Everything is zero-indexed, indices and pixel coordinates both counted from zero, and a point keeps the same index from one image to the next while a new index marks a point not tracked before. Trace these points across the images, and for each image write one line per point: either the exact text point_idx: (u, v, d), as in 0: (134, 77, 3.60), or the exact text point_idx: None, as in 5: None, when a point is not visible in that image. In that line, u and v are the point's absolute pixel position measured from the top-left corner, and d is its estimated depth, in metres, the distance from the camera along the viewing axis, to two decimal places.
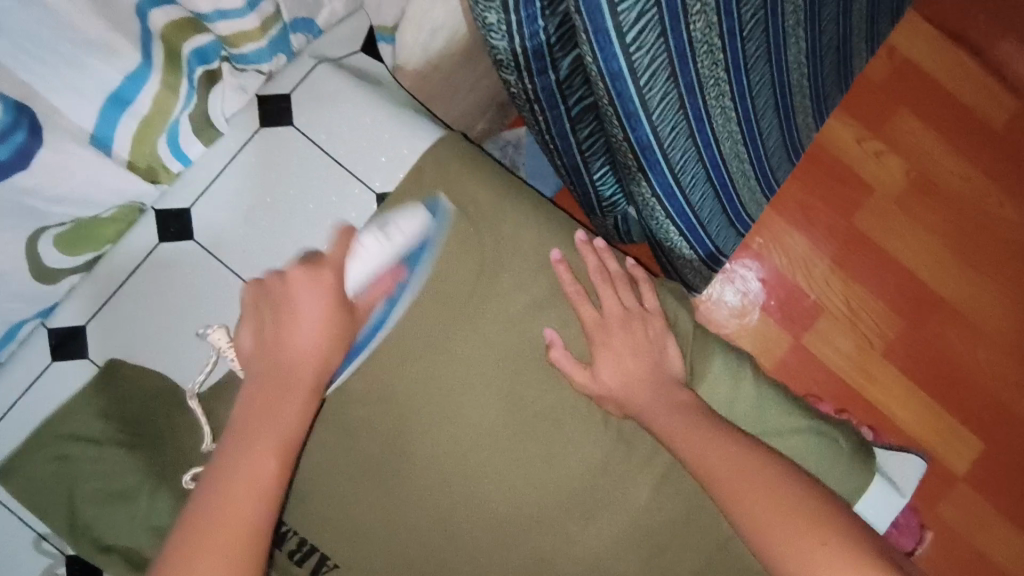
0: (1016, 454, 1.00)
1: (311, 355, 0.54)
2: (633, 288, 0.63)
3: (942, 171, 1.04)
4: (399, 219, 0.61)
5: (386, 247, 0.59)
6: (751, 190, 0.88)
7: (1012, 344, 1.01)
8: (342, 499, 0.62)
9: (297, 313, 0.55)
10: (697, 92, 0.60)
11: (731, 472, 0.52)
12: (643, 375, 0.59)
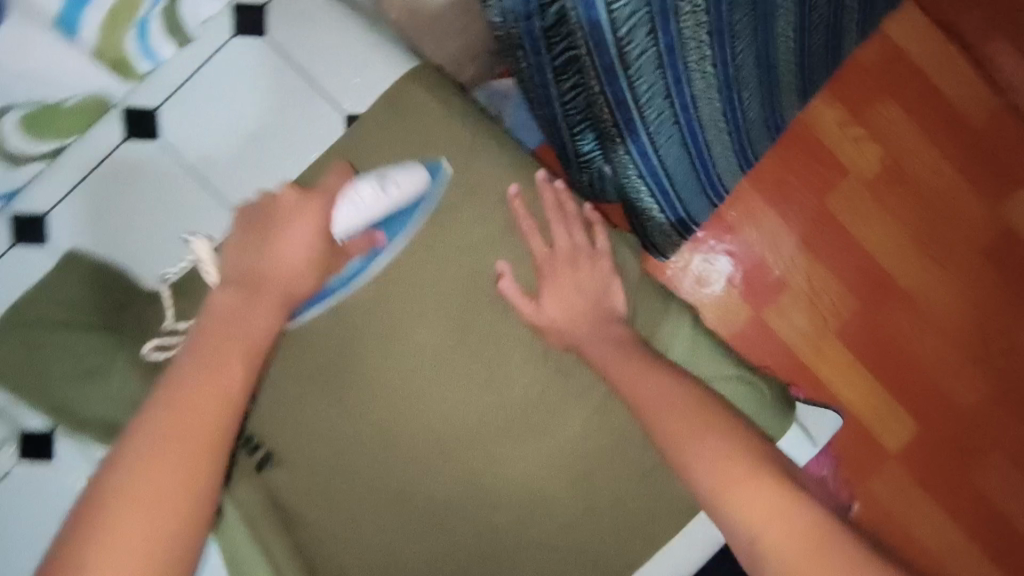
0: (949, 437, 1.05)
1: (290, 270, 0.59)
2: (587, 228, 0.69)
3: (917, 161, 1.06)
4: (403, 175, 0.64)
5: (388, 200, 0.63)
6: (728, 161, 0.90)
7: (959, 335, 1.06)
8: (300, 408, 0.67)
9: (283, 229, 0.60)
10: (676, 53, 0.61)
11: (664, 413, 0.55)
12: (586, 316, 0.65)
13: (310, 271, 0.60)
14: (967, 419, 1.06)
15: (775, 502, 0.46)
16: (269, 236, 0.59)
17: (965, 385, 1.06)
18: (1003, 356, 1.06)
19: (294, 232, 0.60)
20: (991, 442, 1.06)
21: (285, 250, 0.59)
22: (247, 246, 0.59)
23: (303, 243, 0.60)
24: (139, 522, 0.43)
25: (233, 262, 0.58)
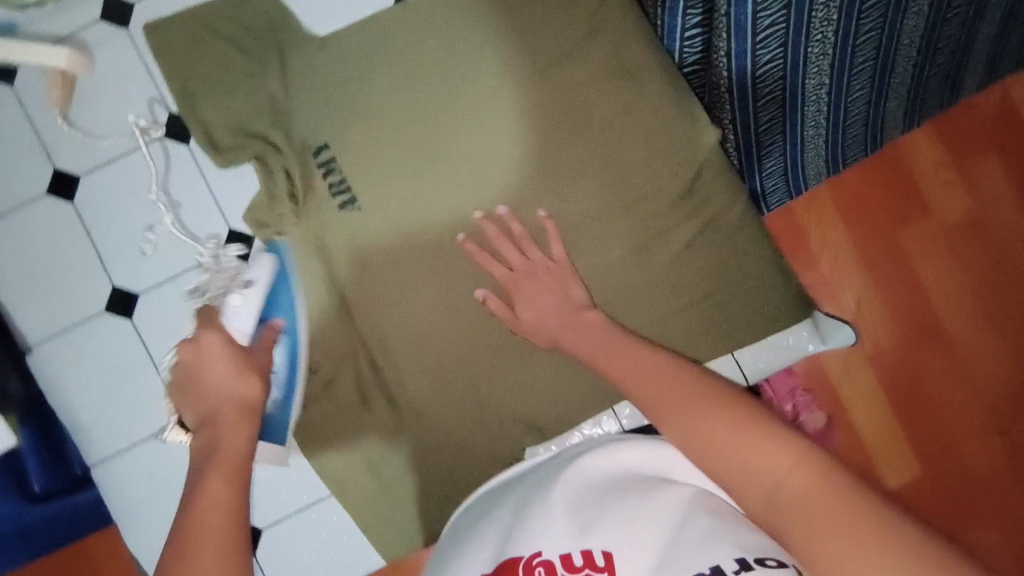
0: (947, 491, 1.07)
1: (224, 390, 0.65)
2: (654, 158, 0.75)
3: (999, 222, 1.07)
4: (254, 267, 0.75)
5: (260, 295, 0.73)
6: (815, 151, 0.92)
7: (991, 399, 1.07)
8: (374, 223, 0.74)
9: (205, 368, 0.67)
10: (801, 12, 0.64)
11: (644, 387, 0.58)
12: (555, 314, 0.70)
13: (239, 381, 0.66)
14: (973, 479, 1.07)
15: (789, 459, 0.46)
16: (202, 347, 0.68)
17: (980, 447, 1.07)
18: None
19: (215, 369, 0.67)
20: (989, 508, 1.06)
21: (209, 374, 0.67)
22: (183, 380, 0.68)
23: (223, 346, 0.68)
24: (219, 489, 0.56)
25: (185, 354, 0.69)
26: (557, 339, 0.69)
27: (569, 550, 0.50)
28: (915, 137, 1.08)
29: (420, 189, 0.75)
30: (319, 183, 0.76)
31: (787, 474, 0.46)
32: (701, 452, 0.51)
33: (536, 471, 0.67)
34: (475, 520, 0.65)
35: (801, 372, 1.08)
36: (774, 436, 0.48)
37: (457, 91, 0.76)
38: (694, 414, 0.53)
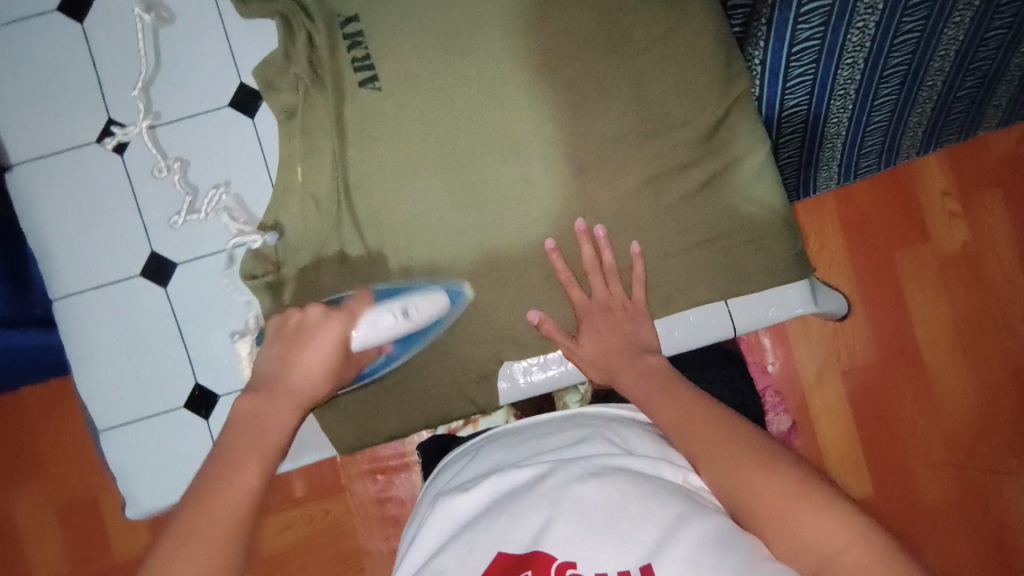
0: (898, 520, 1.08)
1: (318, 374, 0.63)
2: (685, 111, 0.73)
3: (994, 263, 1.09)
4: (422, 305, 0.69)
5: (397, 329, 0.68)
6: (831, 155, 0.93)
7: (954, 435, 1.08)
8: (389, 126, 0.72)
9: (308, 344, 0.64)
10: None
11: (695, 430, 0.56)
12: (618, 352, 0.70)
13: (325, 381, 0.63)
14: (921, 509, 1.08)
15: (842, 538, 0.45)
16: (316, 336, 0.64)
17: (935, 479, 1.08)
18: (984, 474, 1.08)
19: (317, 349, 0.63)
20: (934, 542, 1.07)
21: (303, 358, 0.63)
22: (279, 335, 0.66)
23: (332, 344, 0.64)
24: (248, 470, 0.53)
25: (305, 316, 0.66)
26: (614, 376, 0.69)
27: (607, 570, 0.46)
28: (928, 162, 1.09)
29: (442, 83, 0.72)
30: (341, 54, 0.73)
31: (840, 556, 0.45)
32: (741, 508, 0.51)
33: (550, 434, 0.62)
34: (478, 471, 0.61)
35: (775, 374, 1.10)
36: (823, 507, 0.47)
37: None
38: (744, 475, 0.51)
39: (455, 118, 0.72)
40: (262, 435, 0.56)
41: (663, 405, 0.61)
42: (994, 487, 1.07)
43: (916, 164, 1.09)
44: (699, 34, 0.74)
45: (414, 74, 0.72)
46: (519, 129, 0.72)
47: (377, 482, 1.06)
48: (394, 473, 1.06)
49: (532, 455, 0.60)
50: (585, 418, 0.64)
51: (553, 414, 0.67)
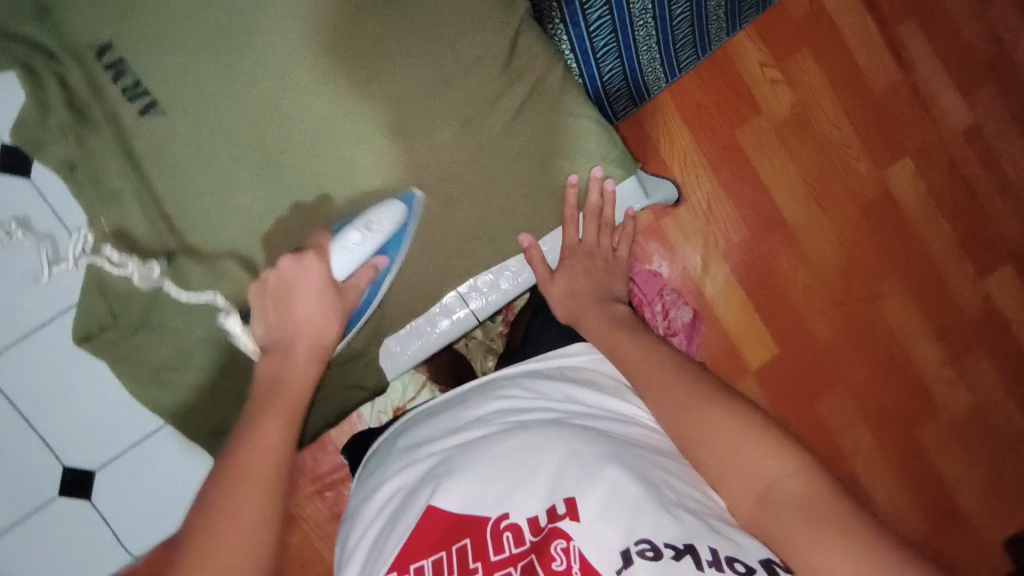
0: (805, 368, 1.18)
1: (311, 319, 0.63)
2: (490, 50, 0.73)
3: (822, 116, 1.18)
4: (380, 213, 0.69)
5: (374, 239, 0.69)
6: (652, 57, 0.98)
7: (830, 278, 1.19)
8: (207, 150, 0.72)
9: (292, 294, 0.64)
10: None
11: (653, 371, 0.62)
12: (588, 292, 0.77)
13: (328, 315, 0.64)
14: (821, 351, 1.19)
15: (789, 467, 0.51)
16: (306, 274, 0.65)
17: (825, 321, 1.19)
18: (862, 302, 1.19)
19: (304, 299, 0.64)
20: (839, 377, 1.19)
21: (297, 307, 0.63)
22: (266, 293, 0.65)
23: (317, 278, 0.65)
24: (273, 430, 0.56)
25: (283, 269, 0.65)
26: (577, 318, 0.75)
27: (536, 511, 0.51)
28: (741, 39, 1.17)
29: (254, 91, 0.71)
30: (111, 91, 0.72)
31: (785, 482, 0.50)
32: (691, 444, 0.56)
33: (471, 405, 0.66)
34: (405, 450, 0.64)
35: (667, 274, 1.16)
36: (764, 439, 0.53)
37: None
38: (687, 407, 0.57)
39: (265, 122, 0.72)
40: (279, 387, 0.59)
41: (625, 348, 0.67)
42: (873, 310, 1.20)
43: (731, 45, 1.16)
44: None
45: (224, 91, 0.72)
46: (332, 115, 0.72)
47: (326, 499, 1.06)
48: (341, 485, 1.06)
49: (457, 428, 0.63)
50: (501, 382, 0.68)
51: (472, 387, 0.70)
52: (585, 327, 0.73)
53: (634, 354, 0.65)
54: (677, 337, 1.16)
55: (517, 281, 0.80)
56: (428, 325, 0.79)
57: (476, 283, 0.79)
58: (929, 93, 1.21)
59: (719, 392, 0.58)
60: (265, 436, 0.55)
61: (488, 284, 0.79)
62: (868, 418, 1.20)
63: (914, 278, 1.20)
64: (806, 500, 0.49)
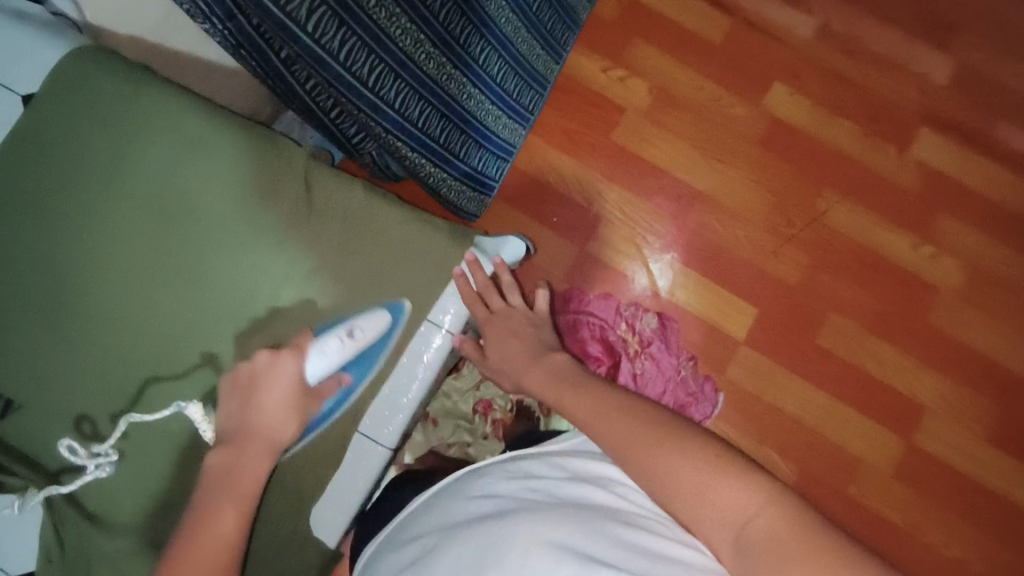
0: (791, 313, 1.15)
1: (274, 417, 0.68)
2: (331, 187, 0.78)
3: (680, 85, 1.21)
4: (365, 326, 0.75)
5: (351, 350, 0.73)
6: (493, 114, 1.02)
7: (767, 219, 1.18)
8: (123, 400, 0.75)
9: (263, 388, 0.68)
10: (362, 18, 0.74)
11: (604, 421, 0.64)
12: (520, 353, 0.78)
13: (288, 419, 0.68)
14: (796, 290, 1.16)
15: (755, 504, 0.52)
16: (274, 375, 0.69)
17: (783, 261, 1.17)
18: (809, 228, 1.18)
19: (267, 398, 0.68)
20: (827, 304, 1.16)
21: (261, 402, 0.68)
22: (234, 385, 0.69)
23: (288, 382, 0.69)
24: (228, 521, 0.61)
25: (258, 362, 0.69)
26: (520, 379, 0.77)
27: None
28: (574, 58, 1.21)
29: (115, 347, 0.75)
30: None
31: (752, 523, 0.51)
32: (663, 491, 0.57)
33: (462, 491, 0.65)
34: (394, 551, 0.63)
35: (617, 292, 1.15)
36: (732, 480, 0.54)
37: (113, 261, 0.75)
38: (649, 453, 0.58)
39: (165, 347, 0.76)
40: (234, 486, 0.63)
41: (574, 402, 0.68)
42: (823, 230, 1.18)
43: (569, 68, 1.21)
44: (266, 137, 0.79)
45: (90, 347, 0.75)
46: (221, 312, 0.76)
47: None
48: None
49: (446, 516, 0.62)
50: (490, 467, 0.68)
51: (463, 473, 0.70)
52: (529, 387, 0.75)
53: (584, 405, 0.67)
54: (653, 345, 1.13)
55: (427, 365, 0.79)
56: (359, 456, 0.79)
57: (386, 399, 0.79)
58: (765, 19, 1.24)
59: (680, 432, 0.60)
60: (212, 524, 0.60)
61: (403, 381, 0.79)
62: (876, 330, 1.15)
63: (844, 182, 1.19)
64: (777, 534, 0.49)
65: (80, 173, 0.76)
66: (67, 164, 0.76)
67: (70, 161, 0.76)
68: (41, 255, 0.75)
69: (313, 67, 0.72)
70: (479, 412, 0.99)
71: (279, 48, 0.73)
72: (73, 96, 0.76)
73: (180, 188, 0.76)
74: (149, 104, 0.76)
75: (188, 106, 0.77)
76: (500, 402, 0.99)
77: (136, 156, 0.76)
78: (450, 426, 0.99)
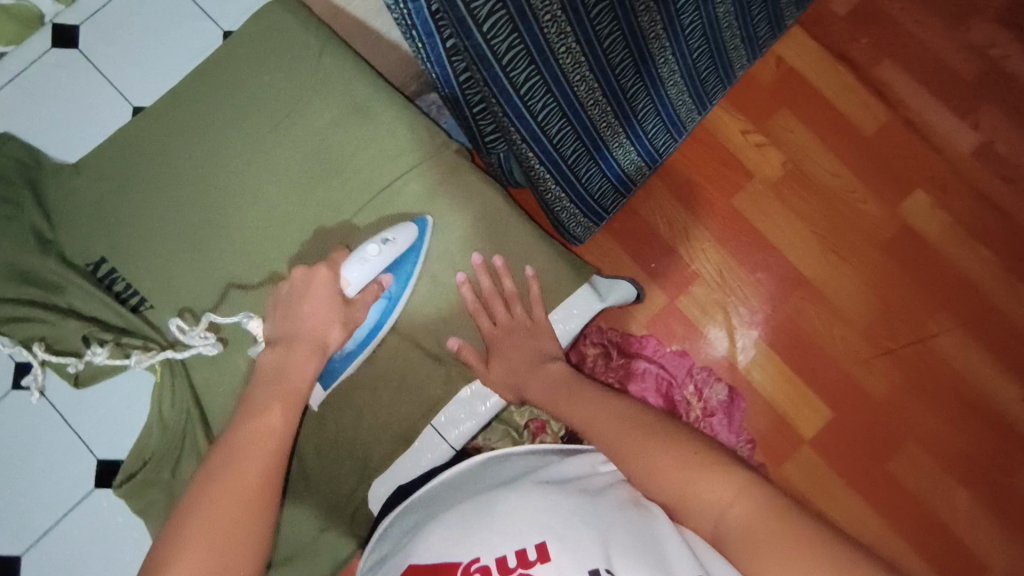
0: (867, 428, 1.10)
1: (323, 319, 0.68)
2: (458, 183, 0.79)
3: (815, 166, 1.18)
4: (397, 231, 0.74)
5: (387, 255, 0.73)
6: (623, 149, 1.02)
7: (868, 326, 1.13)
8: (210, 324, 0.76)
9: (307, 293, 0.69)
10: (535, 32, 0.73)
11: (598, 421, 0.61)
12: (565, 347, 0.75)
13: (334, 322, 0.69)
14: (879, 407, 1.10)
15: (730, 492, 0.49)
16: (313, 281, 0.70)
17: (874, 374, 1.11)
18: (911, 346, 1.12)
19: (312, 306, 0.69)
20: (906, 432, 1.09)
21: (306, 307, 0.69)
22: (279, 301, 0.71)
23: (327, 287, 0.70)
24: (277, 405, 0.60)
25: (295, 279, 0.70)
26: (522, 389, 0.71)
27: (506, 551, 0.50)
28: (718, 114, 1.20)
29: (232, 273, 0.77)
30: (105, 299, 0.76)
31: (728, 512, 0.48)
32: (649, 484, 0.53)
33: (475, 471, 0.65)
34: (407, 520, 0.62)
35: (693, 354, 1.13)
36: (716, 474, 0.50)
37: (244, 196, 0.78)
38: (633, 449, 0.55)
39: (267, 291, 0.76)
40: (288, 373, 0.63)
41: (578, 412, 0.63)
42: (926, 352, 1.11)
43: (709, 121, 1.20)
44: (411, 117, 0.80)
45: (198, 269, 0.77)
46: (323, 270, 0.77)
47: None
48: None
49: (461, 487, 0.63)
50: (510, 455, 0.67)
51: (481, 457, 0.68)
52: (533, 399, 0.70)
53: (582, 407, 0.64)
54: (715, 417, 1.10)
55: None
56: (424, 449, 0.76)
57: (465, 400, 0.77)
58: (923, 121, 1.19)
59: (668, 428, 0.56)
60: (272, 404, 0.60)
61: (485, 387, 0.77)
62: (955, 472, 1.07)
63: (962, 309, 1.13)
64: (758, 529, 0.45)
65: (245, 112, 0.80)
66: (238, 98, 0.80)
67: (235, 94, 0.80)
68: (188, 174, 0.79)
69: (474, 63, 0.72)
70: (531, 429, 0.97)
71: (448, 37, 0.71)
72: (255, 37, 0.81)
73: (323, 145, 0.79)
74: (320, 59, 0.80)
75: (347, 61, 0.80)
76: (553, 426, 0.96)
77: (290, 106, 0.80)
78: (499, 431, 0.97)
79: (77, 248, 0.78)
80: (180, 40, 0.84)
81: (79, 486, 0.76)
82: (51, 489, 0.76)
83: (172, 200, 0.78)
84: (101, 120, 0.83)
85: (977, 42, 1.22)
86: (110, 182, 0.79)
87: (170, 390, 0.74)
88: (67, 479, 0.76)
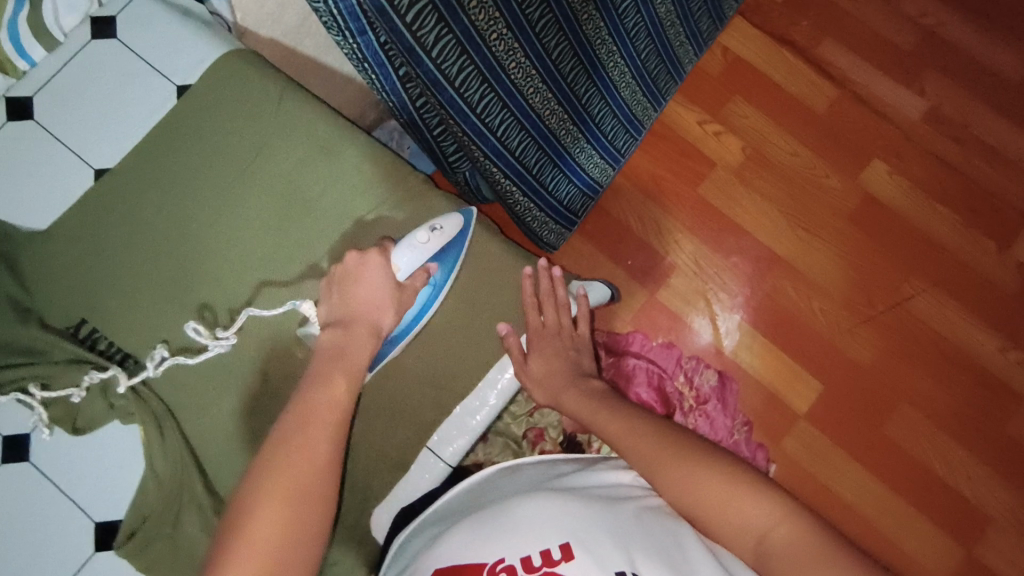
0: (859, 394, 1.11)
1: (378, 306, 0.69)
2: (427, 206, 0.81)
3: (774, 147, 1.21)
4: (445, 219, 0.75)
5: (437, 241, 0.73)
6: (585, 152, 1.04)
7: (847, 296, 1.15)
8: (196, 373, 0.76)
9: (362, 279, 0.70)
10: (483, 51, 0.75)
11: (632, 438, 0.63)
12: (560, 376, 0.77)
13: (387, 305, 0.69)
14: (868, 373, 1.12)
15: (772, 516, 0.52)
16: (369, 269, 0.70)
17: (857, 341, 1.13)
18: (890, 311, 1.14)
19: (366, 288, 0.69)
20: (897, 395, 1.11)
21: (359, 291, 0.69)
22: (333, 281, 0.71)
23: (380, 278, 0.70)
24: (339, 383, 0.62)
25: (349, 263, 0.71)
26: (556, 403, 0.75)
27: (529, 551, 0.51)
28: (674, 109, 1.23)
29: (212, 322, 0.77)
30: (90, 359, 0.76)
31: (773, 532, 0.51)
32: (683, 501, 0.56)
33: (487, 481, 0.66)
34: (422, 535, 0.62)
35: (681, 345, 1.14)
36: (751, 494, 0.54)
37: (217, 245, 0.79)
38: (666, 467, 0.58)
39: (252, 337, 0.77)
40: (345, 353, 0.64)
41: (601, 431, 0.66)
42: (905, 315, 1.14)
43: (666, 116, 1.23)
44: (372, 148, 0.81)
45: (178, 322, 0.77)
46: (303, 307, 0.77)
47: None
48: None
49: (476, 496, 0.64)
50: (522, 465, 0.68)
51: (491, 469, 0.69)
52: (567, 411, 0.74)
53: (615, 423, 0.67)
54: (709, 403, 1.11)
55: (501, 390, 0.78)
56: (422, 472, 0.76)
57: (455, 419, 0.77)
58: (871, 94, 1.23)
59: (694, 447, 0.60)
60: (329, 382, 0.61)
61: (476, 404, 0.77)
62: (948, 428, 1.09)
63: (934, 270, 1.15)
64: (793, 548, 0.50)
65: (209, 161, 0.80)
66: (200, 148, 0.81)
67: (196, 145, 0.81)
68: (158, 229, 0.79)
69: (428, 88, 0.74)
70: (529, 438, 0.97)
71: (399, 64, 0.73)
72: (209, 87, 0.82)
73: (289, 185, 0.80)
74: (276, 102, 0.82)
75: (304, 101, 0.82)
76: (552, 432, 0.97)
77: (253, 151, 0.81)
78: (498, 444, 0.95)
79: (54, 314, 0.78)
80: (133, 100, 0.82)
81: (73, 560, 0.72)
82: (46, 563, 0.71)
83: (147, 255, 0.79)
84: (62, 184, 0.80)
85: (911, 14, 1.27)
86: (81, 244, 0.79)
87: (160, 444, 0.74)
88: (59, 553, 0.72)
